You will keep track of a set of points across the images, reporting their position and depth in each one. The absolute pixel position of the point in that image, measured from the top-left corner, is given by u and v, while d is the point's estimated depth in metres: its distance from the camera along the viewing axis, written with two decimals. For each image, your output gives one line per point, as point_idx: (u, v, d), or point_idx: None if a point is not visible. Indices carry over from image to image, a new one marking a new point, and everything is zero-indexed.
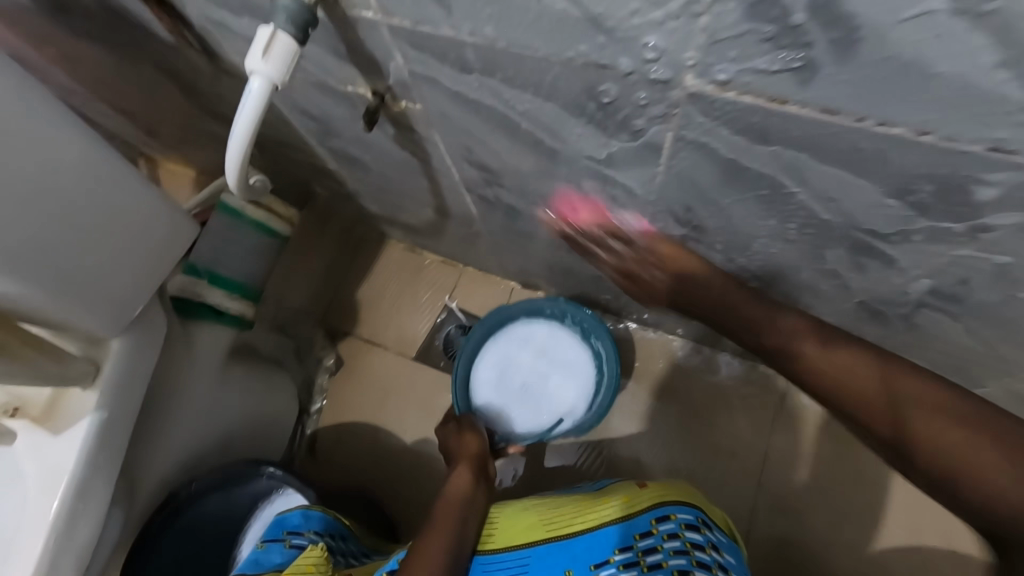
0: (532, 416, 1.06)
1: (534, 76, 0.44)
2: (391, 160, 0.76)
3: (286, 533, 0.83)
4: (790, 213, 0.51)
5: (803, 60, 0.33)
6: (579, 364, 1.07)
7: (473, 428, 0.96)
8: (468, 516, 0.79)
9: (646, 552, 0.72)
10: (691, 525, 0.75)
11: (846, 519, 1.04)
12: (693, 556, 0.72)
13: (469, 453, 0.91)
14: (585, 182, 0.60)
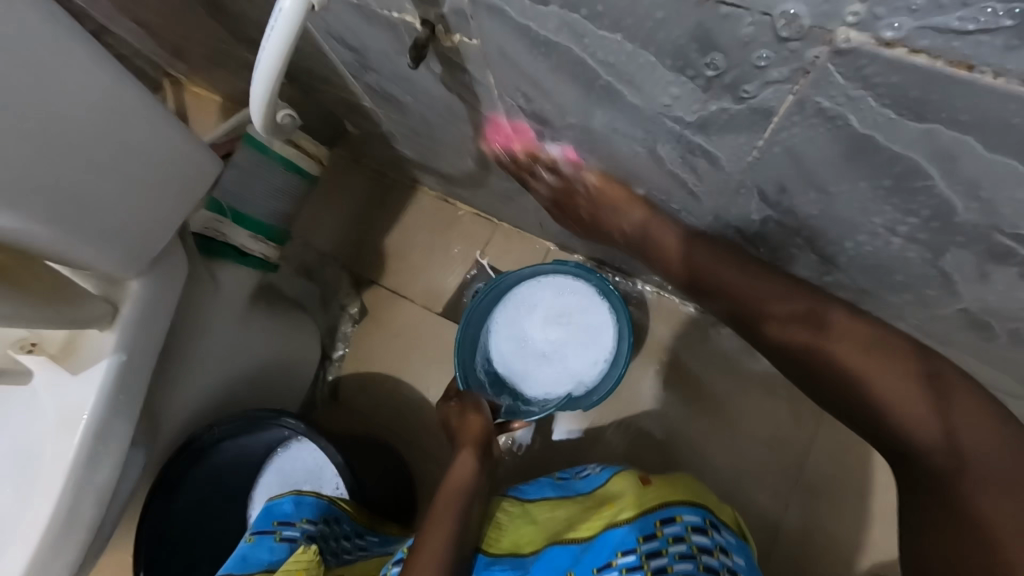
0: (539, 391, 1.00)
1: (630, 16, 0.36)
2: (433, 102, 0.68)
3: (275, 524, 0.81)
4: (917, 206, 0.42)
5: (1019, 16, 0.24)
6: (589, 335, 0.99)
7: (478, 408, 0.91)
8: (472, 504, 0.80)
9: (649, 555, 0.69)
10: (697, 527, 0.70)
11: (888, 522, 0.97)
12: (701, 561, 0.68)
13: (472, 435, 0.88)
14: (661, 147, 0.52)
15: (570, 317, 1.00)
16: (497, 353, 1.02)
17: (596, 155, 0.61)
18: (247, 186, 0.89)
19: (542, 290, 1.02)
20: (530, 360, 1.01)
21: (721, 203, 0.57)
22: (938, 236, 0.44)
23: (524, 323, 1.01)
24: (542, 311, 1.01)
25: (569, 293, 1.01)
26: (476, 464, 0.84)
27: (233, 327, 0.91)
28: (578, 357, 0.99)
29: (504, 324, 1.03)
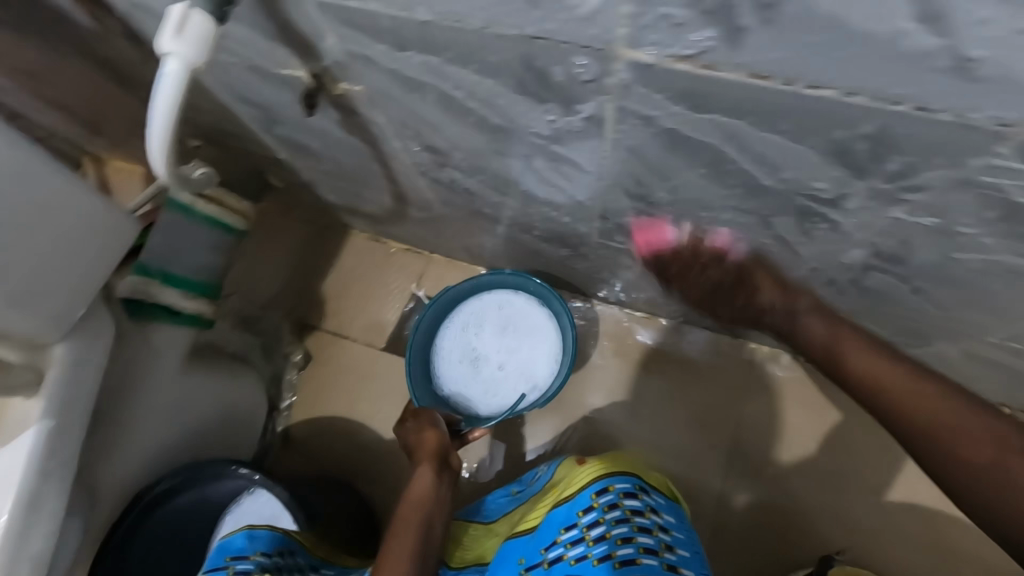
0: (499, 398, 1.03)
1: (473, 50, 0.43)
2: (341, 147, 0.74)
3: (229, 559, 0.82)
4: (734, 183, 0.50)
5: (712, 39, 0.34)
6: (535, 339, 1.04)
7: (434, 424, 0.91)
8: (434, 518, 0.81)
9: (590, 526, 0.75)
10: (628, 492, 0.76)
11: (845, 487, 1.00)
12: (634, 522, 0.74)
13: (428, 450, 0.88)
14: (535, 160, 0.60)
15: (515, 323, 1.06)
16: (452, 370, 1.05)
17: (488, 175, 0.68)
18: (173, 248, 0.91)
19: (487, 301, 1.07)
20: (486, 371, 1.04)
21: (601, 203, 0.65)
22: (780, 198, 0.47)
23: (474, 335, 1.06)
24: (489, 321, 1.06)
25: (512, 300, 1.06)
26: (435, 481, 0.84)
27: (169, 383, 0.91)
28: (529, 359, 1.04)
29: (455, 340, 1.06)
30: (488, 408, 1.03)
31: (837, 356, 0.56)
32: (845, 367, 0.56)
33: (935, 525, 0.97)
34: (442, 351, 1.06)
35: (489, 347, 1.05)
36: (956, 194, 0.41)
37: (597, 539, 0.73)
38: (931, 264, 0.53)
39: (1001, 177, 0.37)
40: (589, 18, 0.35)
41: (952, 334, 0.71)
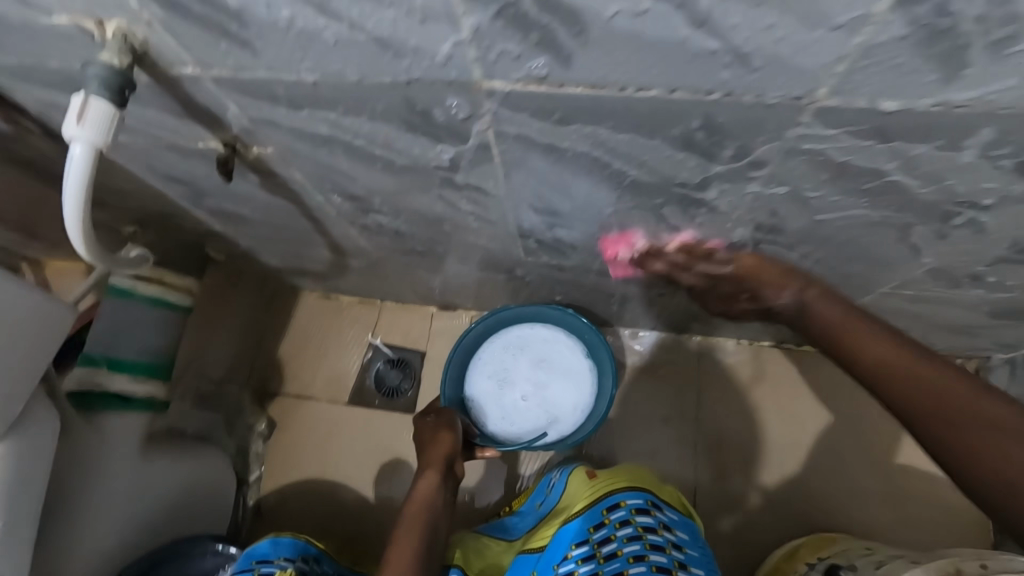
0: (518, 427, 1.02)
1: (361, 101, 0.49)
2: (269, 210, 0.78)
3: (254, 563, 0.81)
4: (618, 183, 0.56)
5: (546, 65, 0.40)
6: (571, 381, 1.04)
7: (450, 427, 0.91)
8: (438, 521, 0.78)
9: (601, 542, 0.77)
10: (640, 509, 0.80)
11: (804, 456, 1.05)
12: (647, 539, 0.76)
13: (438, 453, 0.87)
14: (445, 191, 0.65)
15: (558, 360, 1.05)
16: (484, 384, 1.04)
17: (409, 213, 0.73)
18: (119, 333, 0.93)
19: (535, 330, 1.06)
20: (516, 396, 1.03)
21: (515, 222, 0.71)
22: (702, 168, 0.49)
23: (515, 358, 1.05)
24: (532, 349, 1.06)
25: (560, 336, 1.06)
26: (440, 483, 0.82)
27: (129, 471, 0.90)
28: (561, 398, 1.03)
29: (493, 358, 1.06)
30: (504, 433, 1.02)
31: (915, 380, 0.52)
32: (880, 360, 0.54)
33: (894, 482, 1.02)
34: (478, 365, 1.05)
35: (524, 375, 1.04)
36: (792, 163, 0.48)
37: (609, 556, 0.75)
38: (804, 228, 0.59)
39: (818, 142, 0.44)
40: (447, 60, 0.41)
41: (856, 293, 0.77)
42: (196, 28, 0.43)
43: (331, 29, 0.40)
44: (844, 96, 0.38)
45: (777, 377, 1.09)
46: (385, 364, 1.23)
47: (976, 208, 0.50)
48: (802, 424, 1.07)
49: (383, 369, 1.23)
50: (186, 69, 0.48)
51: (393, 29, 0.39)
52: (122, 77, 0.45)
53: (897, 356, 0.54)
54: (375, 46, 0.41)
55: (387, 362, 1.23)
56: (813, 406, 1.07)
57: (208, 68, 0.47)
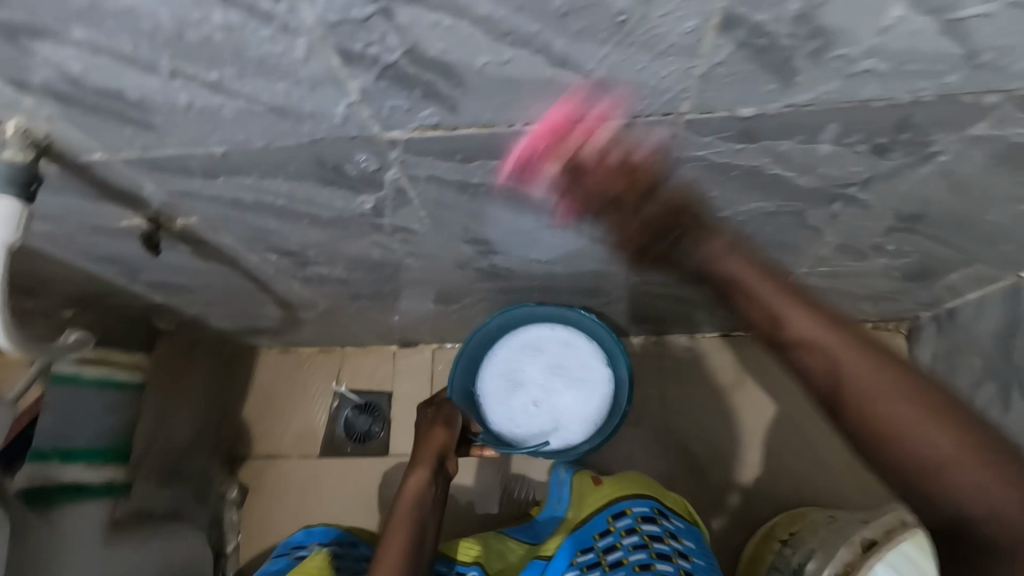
0: (524, 432, 0.94)
1: (273, 165, 0.51)
2: (207, 276, 0.78)
3: (290, 549, 0.90)
4: (534, 207, 0.59)
5: (436, 113, 0.43)
6: (587, 391, 0.95)
7: (448, 423, 0.90)
8: (426, 520, 0.77)
9: (606, 550, 0.80)
10: (647, 518, 0.82)
11: (780, 441, 1.05)
12: (653, 548, 0.78)
13: (431, 448, 0.86)
14: (376, 234, 0.67)
15: (577, 365, 0.96)
16: (495, 382, 0.96)
17: (347, 260, 0.75)
18: (69, 425, 0.87)
19: (555, 333, 0.97)
20: (527, 398, 0.95)
21: (450, 254, 0.73)
22: None
23: (530, 360, 0.96)
24: (550, 352, 0.96)
25: (579, 344, 0.97)
26: (430, 479, 0.81)
27: (93, 561, 0.87)
28: (575, 408, 0.94)
29: (506, 355, 0.97)
30: (508, 436, 0.94)
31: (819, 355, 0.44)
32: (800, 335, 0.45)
33: None
34: (491, 361, 0.97)
35: (537, 379, 0.96)
36: (682, 170, 0.52)
37: (614, 564, 0.77)
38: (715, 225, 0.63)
39: (697, 149, 0.48)
40: (345, 119, 0.44)
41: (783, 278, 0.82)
42: (97, 118, 0.44)
43: (228, 103, 0.42)
44: (704, 108, 0.42)
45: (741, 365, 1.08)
46: (353, 410, 1.21)
47: (855, 188, 0.55)
48: (767, 409, 1.06)
49: (352, 416, 1.21)
50: (95, 155, 0.49)
51: (288, 98, 0.42)
52: (27, 173, 0.46)
53: (808, 325, 0.45)
54: (274, 113, 0.44)
55: (355, 408, 1.21)
56: (780, 389, 1.06)
57: (117, 152, 0.49)
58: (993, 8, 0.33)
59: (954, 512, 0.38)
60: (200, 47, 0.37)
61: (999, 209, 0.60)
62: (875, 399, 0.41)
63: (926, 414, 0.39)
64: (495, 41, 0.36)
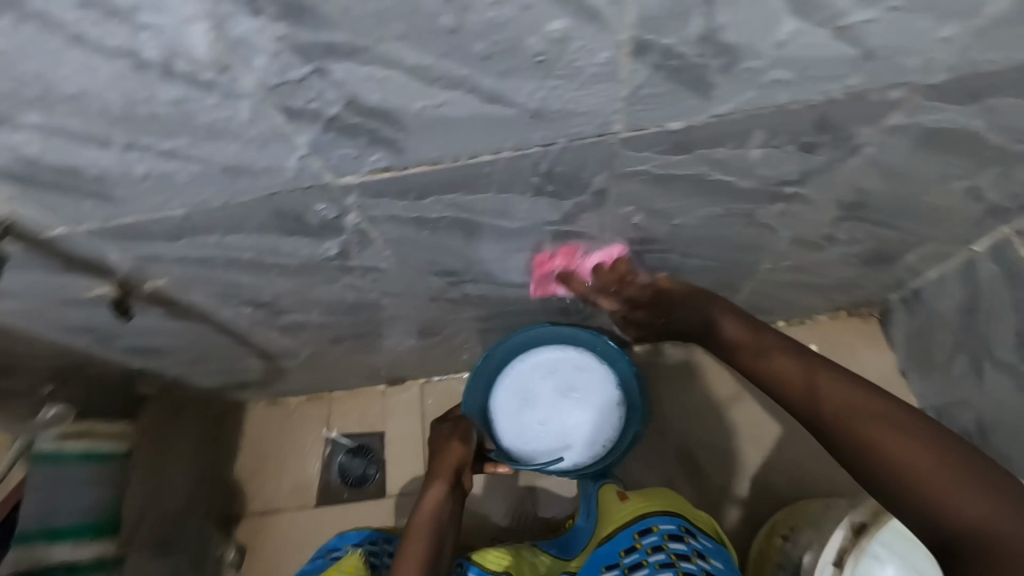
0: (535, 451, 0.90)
1: (235, 221, 0.52)
2: (183, 335, 0.79)
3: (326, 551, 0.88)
4: (494, 234, 0.61)
5: (384, 155, 0.45)
6: (601, 412, 0.91)
7: (466, 438, 0.82)
8: (442, 541, 0.72)
9: (631, 568, 0.74)
10: (673, 535, 0.75)
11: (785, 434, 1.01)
12: (679, 567, 0.71)
13: (447, 464, 0.79)
14: (345, 277, 0.68)
15: (591, 386, 0.92)
16: (508, 399, 0.92)
17: (320, 304, 0.75)
18: (53, 501, 0.90)
19: (569, 352, 0.93)
20: (540, 417, 0.91)
21: (422, 288, 0.74)
22: (551, 196, 0.54)
23: (543, 379, 0.92)
24: (564, 371, 0.92)
25: (593, 364, 0.93)
26: (447, 496, 0.75)
27: None
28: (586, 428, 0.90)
29: (519, 372, 0.93)
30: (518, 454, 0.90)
31: (793, 385, 0.54)
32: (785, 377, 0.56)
33: None
34: (505, 377, 0.93)
35: (550, 398, 0.91)
36: (629, 185, 0.54)
37: None
38: (672, 233, 0.66)
39: (638, 164, 0.51)
40: (298, 172, 0.46)
41: (750, 277, 0.84)
42: (56, 195, 0.46)
43: (183, 168, 0.44)
44: (636, 126, 0.45)
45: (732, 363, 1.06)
46: (347, 455, 1.19)
47: (795, 185, 0.58)
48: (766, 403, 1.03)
49: (345, 461, 1.19)
50: (57, 230, 0.51)
51: (240, 156, 0.44)
52: None
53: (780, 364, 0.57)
54: (230, 172, 0.45)
55: (348, 452, 1.20)
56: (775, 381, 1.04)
57: (78, 225, 0.50)
58: (875, 14, 0.36)
59: (936, 514, 0.43)
60: (153, 120, 0.39)
61: (934, 188, 0.63)
62: (853, 421, 0.49)
63: (898, 427, 0.46)
64: (429, 86, 0.38)
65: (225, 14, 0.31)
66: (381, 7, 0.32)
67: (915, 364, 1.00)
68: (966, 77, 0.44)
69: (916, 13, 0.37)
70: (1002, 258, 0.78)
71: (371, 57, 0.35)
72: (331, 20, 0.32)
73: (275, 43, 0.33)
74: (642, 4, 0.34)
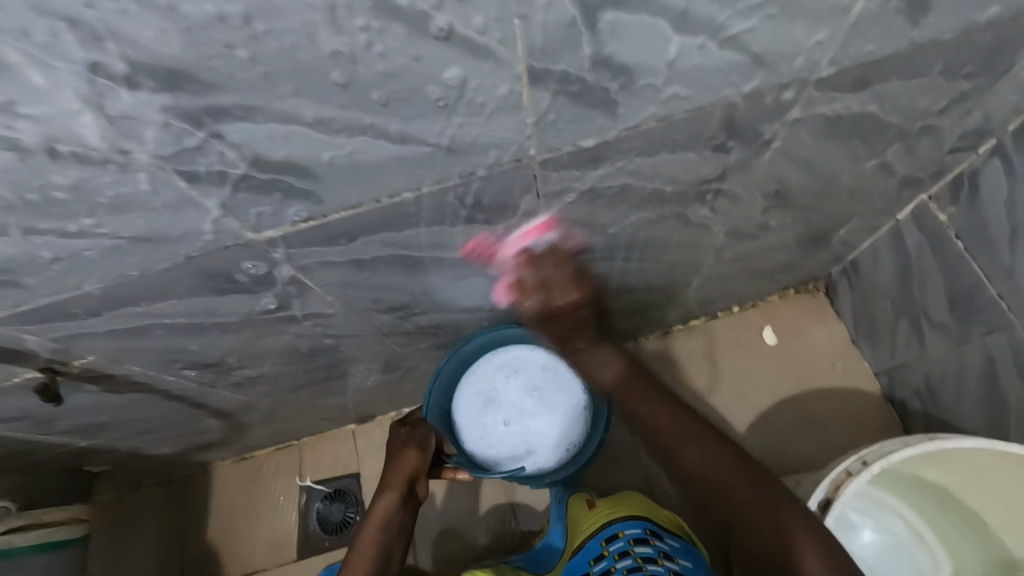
0: (498, 454, 0.87)
1: (158, 290, 0.50)
2: (127, 407, 0.75)
3: None
4: (434, 265, 0.61)
5: (303, 206, 0.44)
6: (565, 414, 0.88)
7: (422, 445, 0.86)
8: (393, 544, 0.77)
9: (602, 575, 0.75)
10: (639, 539, 0.76)
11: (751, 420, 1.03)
12: (645, 569, 0.72)
13: (405, 471, 0.83)
14: (288, 326, 0.66)
15: (557, 387, 0.89)
16: (471, 401, 0.89)
17: (269, 356, 0.73)
18: None
19: (534, 352, 0.91)
20: (503, 419, 0.88)
21: (372, 326, 0.73)
22: (483, 221, 0.54)
23: (508, 380, 0.89)
24: (529, 371, 0.90)
25: (559, 364, 0.90)
26: (400, 501, 0.80)
27: None
28: (551, 430, 0.87)
29: (484, 373, 0.89)
30: (482, 458, 0.88)
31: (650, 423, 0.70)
32: (645, 412, 0.72)
33: (837, 407, 1.02)
34: (469, 377, 0.90)
35: (514, 399, 0.89)
36: (558, 202, 0.55)
37: None
38: (610, 241, 0.67)
39: (563, 182, 0.51)
40: (216, 234, 0.45)
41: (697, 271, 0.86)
42: None
43: (92, 244, 0.42)
44: (552, 148, 0.46)
45: (691, 357, 1.07)
46: (324, 501, 1.15)
47: (718, 183, 0.59)
48: (727, 394, 1.05)
49: (323, 508, 1.15)
50: None
51: (151, 225, 0.42)
52: None
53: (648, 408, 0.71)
54: (143, 242, 0.44)
55: (325, 499, 1.16)
56: (734, 369, 1.06)
57: None
58: (755, 23, 0.38)
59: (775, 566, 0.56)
60: (48, 203, 0.37)
61: (849, 169, 0.66)
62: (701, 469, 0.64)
63: (755, 494, 0.60)
64: (336, 136, 0.38)
65: (102, 92, 0.30)
66: (266, 68, 0.32)
67: (863, 332, 1.02)
68: (852, 68, 0.47)
69: (791, 18, 0.39)
70: (923, 224, 0.82)
71: (266, 116, 0.35)
72: (217, 86, 0.32)
73: (161, 114, 0.32)
74: (530, 37, 0.34)
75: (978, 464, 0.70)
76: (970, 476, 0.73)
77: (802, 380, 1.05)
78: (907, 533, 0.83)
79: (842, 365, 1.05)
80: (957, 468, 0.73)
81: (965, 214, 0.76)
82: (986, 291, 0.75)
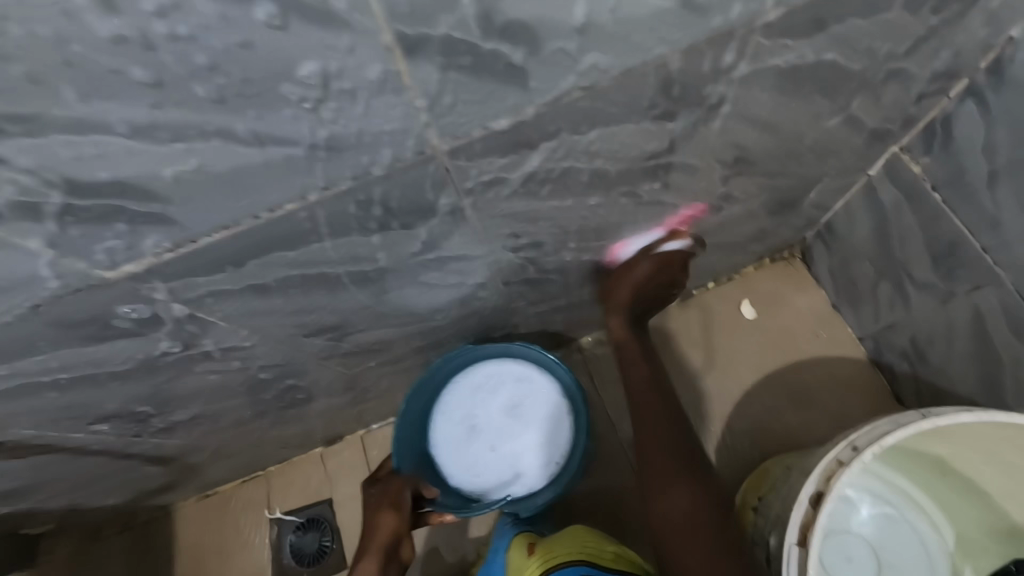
0: (484, 480, 0.82)
1: (13, 347, 0.42)
2: (39, 469, 0.66)
3: None
4: (356, 281, 0.53)
5: (161, 232, 0.36)
6: (547, 428, 0.84)
7: (398, 505, 0.77)
8: None
9: None
10: None
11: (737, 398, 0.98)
12: None
13: (381, 536, 0.75)
14: (202, 364, 0.58)
15: (536, 400, 0.85)
16: (449, 430, 0.84)
17: (193, 397, 0.65)
18: None
19: (506, 368, 0.85)
20: (486, 443, 0.83)
21: (305, 352, 0.65)
22: (400, 227, 0.46)
23: (484, 402, 0.84)
24: (506, 388, 0.85)
25: (534, 376, 0.86)
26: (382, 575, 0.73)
27: None
28: (535, 447, 0.83)
29: (458, 398, 0.84)
30: (467, 488, 0.82)
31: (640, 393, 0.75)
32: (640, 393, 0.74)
33: (821, 375, 0.98)
34: (443, 406, 0.84)
35: (495, 421, 0.84)
36: (484, 195, 0.47)
37: None
38: (558, 232, 0.60)
39: (486, 173, 0.44)
40: (60, 278, 0.37)
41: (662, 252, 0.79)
42: None
43: None
44: (459, 135, 0.38)
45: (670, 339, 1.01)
46: (296, 533, 1.08)
47: (666, 156, 0.52)
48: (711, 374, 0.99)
49: (296, 540, 1.08)
50: None
51: None
52: None
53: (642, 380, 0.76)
54: None
55: (297, 530, 1.09)
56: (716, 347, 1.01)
57: None
58: None
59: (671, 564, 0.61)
60: None
61: (812, 127, 0.60)
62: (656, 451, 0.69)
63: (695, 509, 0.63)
64: (170, 144, 0.30)
65: None
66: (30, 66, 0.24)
67: (844, 297, 0.97)
68: (803, 8, 0.40)
69: None
70: (897, 178, 0.76)
71: (54, 126, 0.27)
72: None
73: None
74: None
75: (973, 436, 0.66)
76: (961, 445, 0.68)
77: (785, 351, 0.99)
78: (907, 505, 0.79)
79: (823, 331, 1.00)
80: (954, 439, 0.68)
81: (940, 164, 0.70)
82: (969, 245, 0.70)
